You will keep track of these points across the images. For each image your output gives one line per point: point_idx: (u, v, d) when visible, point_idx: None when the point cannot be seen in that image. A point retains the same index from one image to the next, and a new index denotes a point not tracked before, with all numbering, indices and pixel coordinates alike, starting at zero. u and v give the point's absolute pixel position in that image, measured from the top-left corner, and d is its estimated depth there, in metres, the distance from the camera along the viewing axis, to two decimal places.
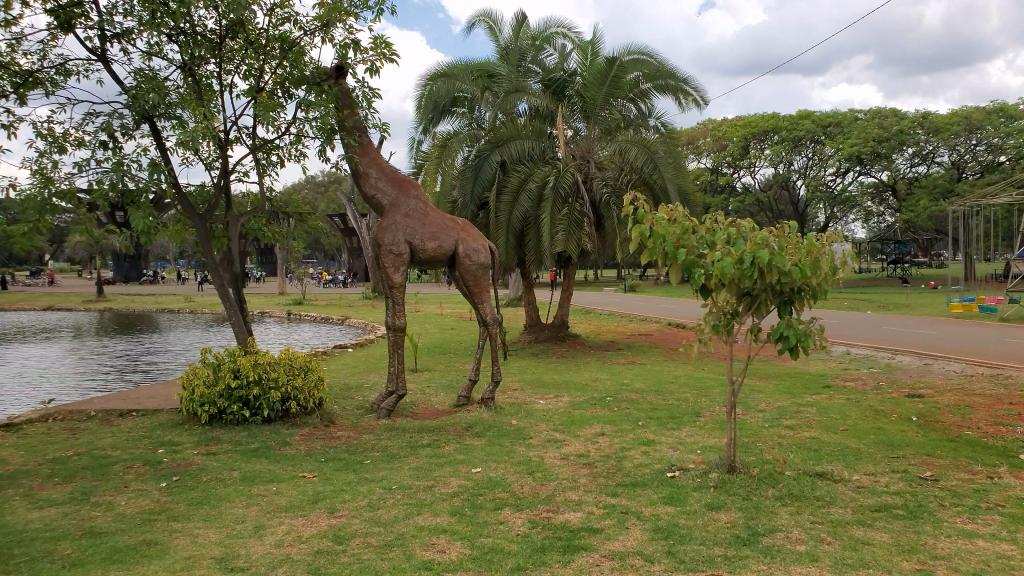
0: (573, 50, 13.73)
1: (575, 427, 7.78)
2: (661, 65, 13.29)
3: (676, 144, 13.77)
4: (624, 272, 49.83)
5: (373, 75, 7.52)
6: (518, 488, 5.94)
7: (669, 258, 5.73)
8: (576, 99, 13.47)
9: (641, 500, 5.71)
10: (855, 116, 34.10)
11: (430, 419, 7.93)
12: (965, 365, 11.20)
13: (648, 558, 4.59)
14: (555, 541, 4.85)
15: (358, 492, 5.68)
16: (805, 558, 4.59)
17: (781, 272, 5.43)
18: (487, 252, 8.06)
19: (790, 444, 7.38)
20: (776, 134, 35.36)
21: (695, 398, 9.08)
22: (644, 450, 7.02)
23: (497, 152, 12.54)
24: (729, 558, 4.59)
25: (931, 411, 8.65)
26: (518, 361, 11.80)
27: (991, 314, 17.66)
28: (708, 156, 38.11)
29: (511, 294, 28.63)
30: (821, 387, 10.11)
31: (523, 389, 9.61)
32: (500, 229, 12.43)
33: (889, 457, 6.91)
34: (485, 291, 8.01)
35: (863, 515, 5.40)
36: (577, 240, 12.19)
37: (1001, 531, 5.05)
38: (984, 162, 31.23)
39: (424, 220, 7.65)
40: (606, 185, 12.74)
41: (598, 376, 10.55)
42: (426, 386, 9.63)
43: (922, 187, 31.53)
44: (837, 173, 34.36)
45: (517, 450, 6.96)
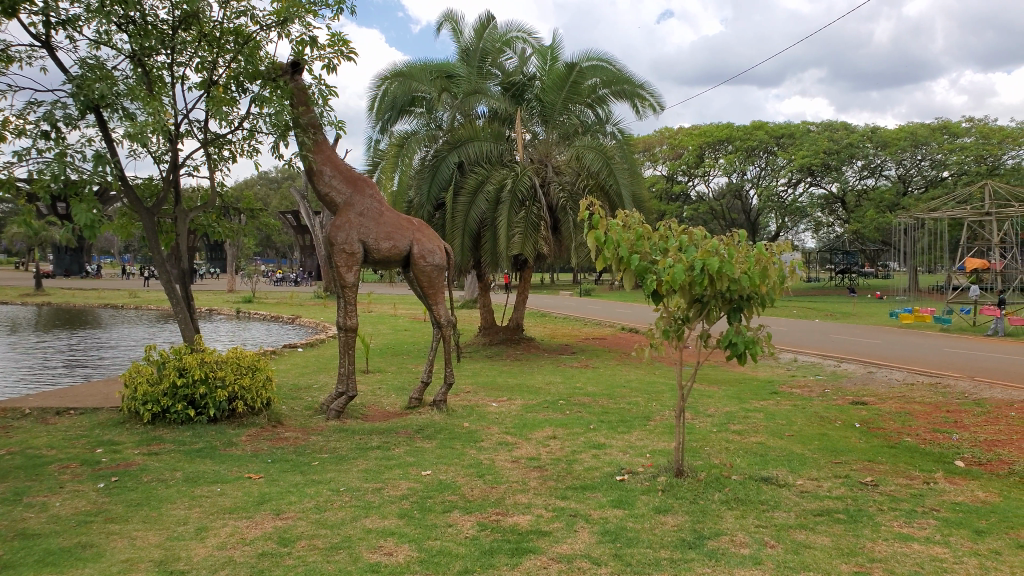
0: (533, 54, 13.77)
1: (526, 431, 7.79)
2: (620, 71, 13.37)
3: (632, 150, 13.90)
4: (579, 276, 50.18)
5: (330, 72, 7.43)
6: (469, 490, 5.93)
7: (623, 263, 5.79)
8: (535, 103, 13.61)
9: (590, 503, 5.75)
10: (807, 128, 34.94)
11: (381, 421, 7.86)
12: (907, 373, 11.54)
13: (596, 561, 4.62)
14: (503, 543, 4.86)
15: (305, 493, 5.60)
16: (748, 561, 4.68)
17: (731, 280, 5.52)
18: (442, 253, 8.04)
19: (737, 449, 7.51)
20: (729, 144, 35.96)
21: (646, 402, 9.18)
22: (595, 453, 7.08)
23: (455, 153, 12.54)
24: (674, 561, 4.66)
25: (873, 418, 8.90)
26: (472, 363, 11.79)
27: (943, 326, 18.10)
28: (664, 163, 38.54)
29: (466, 295, 28.57)
30: (768, 393, 10.31)
31: (476, 391, 9.61)
32: (456, 230, 12.40)
33: (832, 463, 7.08)
34: (440, 292, 7.98)
35: (805, 519, 5.52)
36: (533, 243, 12.22)
37: (936, 535, 5.22)
38: (929, 177, 32.23)
39: (378, 220, 7.60)
40: (563, 189, 12.80)
41: (551, 379, 10.60)
42: (377, 388, 9.55)
43: (870, 200, 32.45)
44: (789, 184, 35.12)
45: (468, 453, 6.94)
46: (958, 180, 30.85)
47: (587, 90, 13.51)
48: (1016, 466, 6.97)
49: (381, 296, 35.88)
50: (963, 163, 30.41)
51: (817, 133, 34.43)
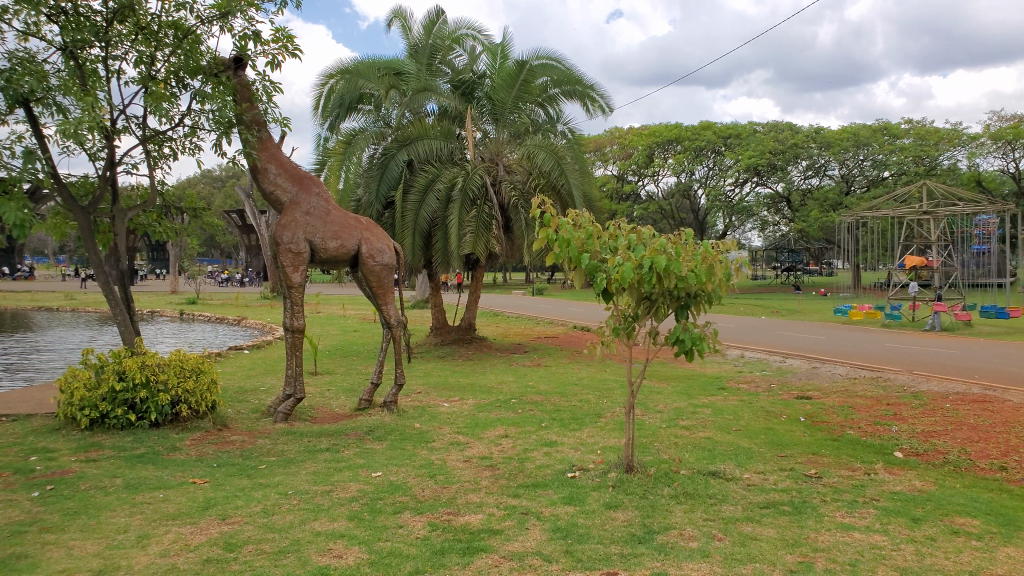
0: (482, 52, 13.77)
1: (478, 430, 7.79)
2: (570, 71, 13.44)
3: (583, 149, 13.98)
4: (531, 275, 50.35)
5: (274, 68, 7.30)
6: (420, 491, 5.89)
7: (573, 262, 5.83)
8: (485, 100, 13.60)
9: (542, 500, 5.78)
10: (753, 129, 35.64)
11: (330, 423, 7.77)
12: (850, 368, 11.88)
13: (547, 558, 4.64)
14: (454, 543, 4.84)
15: (252, 497, 5.50)
16: (696, 554, 4.75)
17: (678, 277, 5.61)
18: (392, 252, 7.99)
19: (685, 444, 7.63)
20: (678, 144, 36.47)
21: (597, 399, 9.27)
22: (547, 451, 7.12)
23: (404, 151, 12.47)
24: (624, 556, 4.71)
25: (817, 412, 9.13)
26: (424, 363, 11.74)
27: (894, 322, 18.58)
28: (614, 163, 38.93)
29: (417, 296, 28.34)
30: (716, 388, 10.49)
31: (427, 391, 9.57)
32: (407, 230, 12.31)
33: (778, 456, 7.24)
34: (389, 292, 7.92)
35: (752, 511, 5.63)
36: (485, 242, 12.22)
37: (875, 523, 5.38)
38: (870, 177, 33.12)
39: (326, 219, 7.51)
40: (514, 188, 12.83)
41: (503, 378, 10.60)
42: (326, 389, 9.44)
43: (814, 199, 33.26)
44: (736, 184, 35.83)
45: (419, 454, 6.90)
46: (898, 180, 31.82)
47: (538, 89, 13.57)
48: (951, 455, 7.24)
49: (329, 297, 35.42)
50: (902, 163, 31.44)
51: (763, 133, 35.12)
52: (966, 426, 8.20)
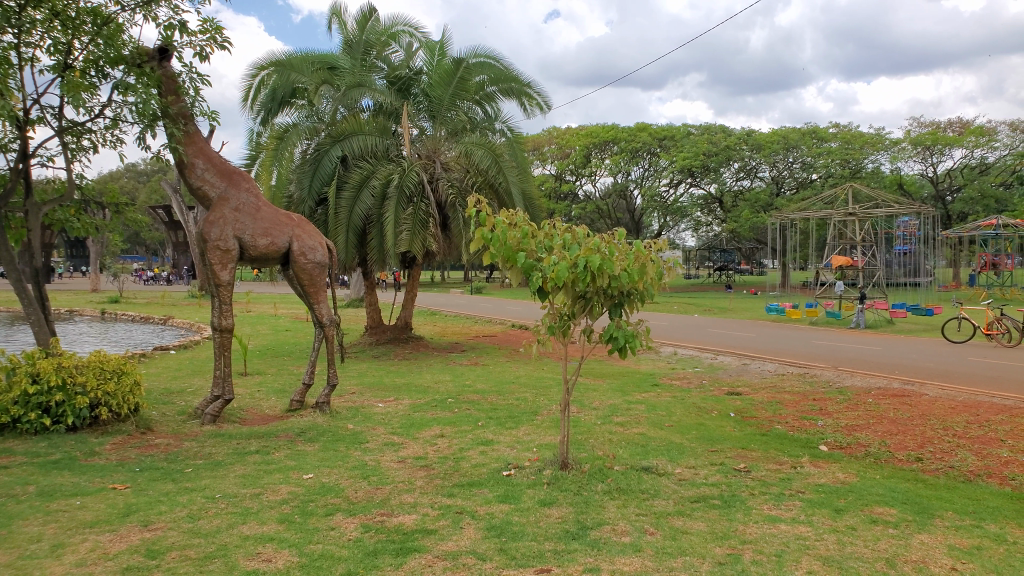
0: (419, 49, 13.64)
1: (414, 430, 7.74)
2: (507, 69, 13.46)
3: (522, 148, 14.00)
4: (469, 274, 50.22)
5: (201, 60, 7.06)
6: (353, 493, 5.82)
7: (509, 260, 5.81)
8: (422, 97, 13.50)
9: (477, 499, 5.76)
10: (687, 130, 36.34)
11: (261, 424, 7.62)
12: (778, 365, 12.22)
13: (481, 557, 4.63)
14: (388, 544, 4.79)
15: (176, 502, 5.34)
16: (629, 549, 4.81)
17: (611, 276, 5.68)
18: (324, 250, 7.86)
19: (620, 440, 7.74)
20: (614, 145, 36.95)
21: (534, 397, 9.31)
22: (483, 450, 7.11)
23: (338, 146, 12.29)
24: (558, 552, 4.74)
25: (746, 407, 9.38)
26: (359, 364, 11.58)
27: (837, 319, 19.21)
28: (552, 163, 39.19)
29: (351, 294, 27.91)
30: (650, 385, 10.67)
31: (362, 392, 9.44)
32: (340, 227, 12.12)
33: (709, 451, 7.41)
34: (322, 291, 7.81)
35: (683, 506, 5.75)
36: (421, 240, 12.15)
37: (800, 515, 5.55)
38: (800, 179, 34.20)
39: (256, 216, 7.34)
40: (452, 186, 12.79)
41: (440, 378, 10.54)
42: (256, 390, 9.21)
43: (745, 201, 34.14)
44: (670, 185, 36.52)
45: (352, 455, 6.81)
46: (825, 182, 32.98)
47: (475, 87, 13.55)
48: (872, 447, 7.53)
49: (259, 296, 34.53)
50: (829, 166, 32.61)
51: (697, 134, 35.84)
52: (887, 420, 8.55)
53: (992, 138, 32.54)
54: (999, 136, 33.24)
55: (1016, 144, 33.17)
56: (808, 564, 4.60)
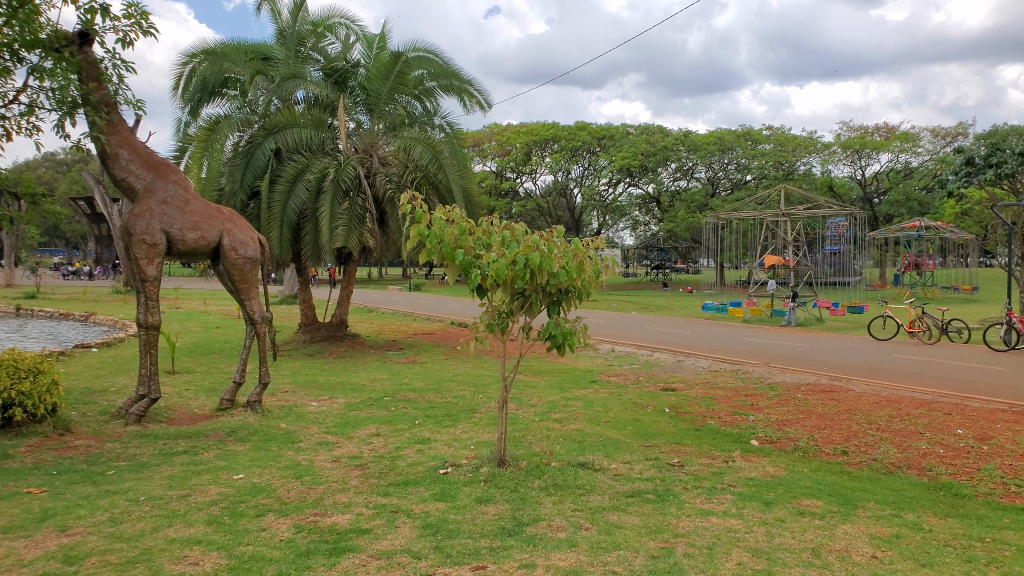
0: (357, 41, 13.46)
1: (349, 429, 7.62)
2: (446, 65, 13.38)
3: (461, 144, 13.94)
4: (407, 271, 49.73)
5: (126, 47, 6.73)
6: (285, 493, 5.69)
7: (447, 258, 5.75)
8: (359, 90, 13.32)
9: (413, 498, 5.71)
10: (626, 130, 36.81)
11: (189, 424, 7.39)
12: (712, 361, 12.49)
13: (416, 555, 4.59)
14: (321, 544, 4.71)
15: (97, 505, 5.13)
16: (564, 545, 4.84)
17: (550, 274, 5.69)
18: (256, 245, 7.68)
19: (557, 436, 7.78)
20: (555, 143, 37.16)
21: (472, 395, 9.29)
22: (419, 449, 7.04)
23: (272, 139, 12.03)
24: (493, 549, 4.73)
25: (681, 403, 9.56)
26: (293, 362, 11.36)
27: (778, 317, 19.60)
28: (493, 160, 39.18)
29: (285, 291, 27.36)
30: (587, 381, 10.78)
31: (294, 391, 9.25)
32: (274, 221, 11.86)
33: (644, 446, 7.51)
34: (253, 287, 7.63)
35: (618, 501, 5.81)
36: (358, 236, 11.99)
37: (731, 508, 5.68)
38: (734, 180, 35.11)
39: (184, 209, 7.11)
40: (389, 181, 12.67)
41: (376, 376, 10.40)
42: (183, 389, 8.94)
43: (682, 201, 34.81)
44: (610, 184, 36.95)
45: (285, 455, 6.66)
46: (759, 183, 33.92)
47: (414, 81, 13.44)
48: (800, 442, 7.76)
49: (189, 292, 33.55)
50: (763, 168, 33.56)
51: (636, 134, 36.36)
52: (815, 415, 8.83)
53: (916, 143, 34.02)
54: (923, 143, 34.76)
55: (938, 150, 34.73)
56: (738, 556, 4.70)
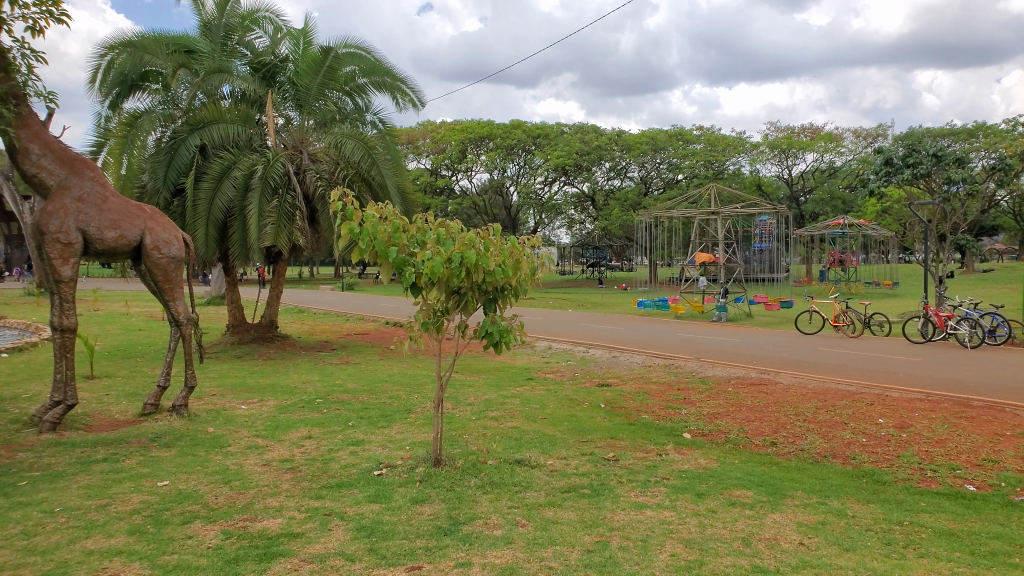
0: (285, 36, 13.16)
1: (279, 432, 7.44)
2: (378, 61, 13.25)
3: (394, 141, 13.81)
4: (340, 270, 48.93)
5: (35, 36, 6.43)
6: (212, 498, 5.52)
7: (380, 256, 5.65)
8: (288, 86, 13.05)
9: (347, 500, 5.62)
10: (561, 130, 37.14)
11: (109, 431, 7.10)
12: (646, 357, 12.69)
13: (349, 558, 4.51)
14: (251, 549, 4.58)
15: (8, 518, 4.87)
16: (500, 542, 4.84)
17: (486, 272, 5.66)
18: (180, 244, 7.43)
19: (493, 435, 7.77)
20: (490, 141, 37.17)
21: (407, 395, 9.20)
22: (353, 450, 6.93)
23: (196, 135, 11.69)
24: (429, 549, 4.69)
25: (616, 398, 9.68)
26: (221, 364, 11.04)
27: (710, 313, 20.07)
28: (427, 157, 38.93)
29: (212, 291, 26.58)
30: (525, 379, 10.81)
31: (223, 394, 9.00)
32: (199, 220, 11.51)
33: (580, 441, 7.58)
34: (178, 287, 7.37)
35: (554, 496, 5.84)
36: (287, 234, 11.75)
37: (665, 500, 5.77)
38: (666, 179, 35.99)
39: (102, 207, 6.83)
40: (320, 178, 12.47)
41: (308, 378, 10.20)
42: (102, 395, 8.57)
43: (616, 200, 35.31)
44: (545, 183, 37.20)
45: (212, 459, 6.47)
46: (690, 182, 34.73)
47: (345, 77, 13.25)
48: (731, 434, 7.95)
49: (108, 293, 32.21)
50: (694, 167, 34.38)
51: (570, 134, 36.70)
52: (745, 407, 9.07)
53: (839, 144, 35.34)
54: (846, 143, 36.13)
55: (859, 150, 36.15)
56: (671, 547, 4.78)
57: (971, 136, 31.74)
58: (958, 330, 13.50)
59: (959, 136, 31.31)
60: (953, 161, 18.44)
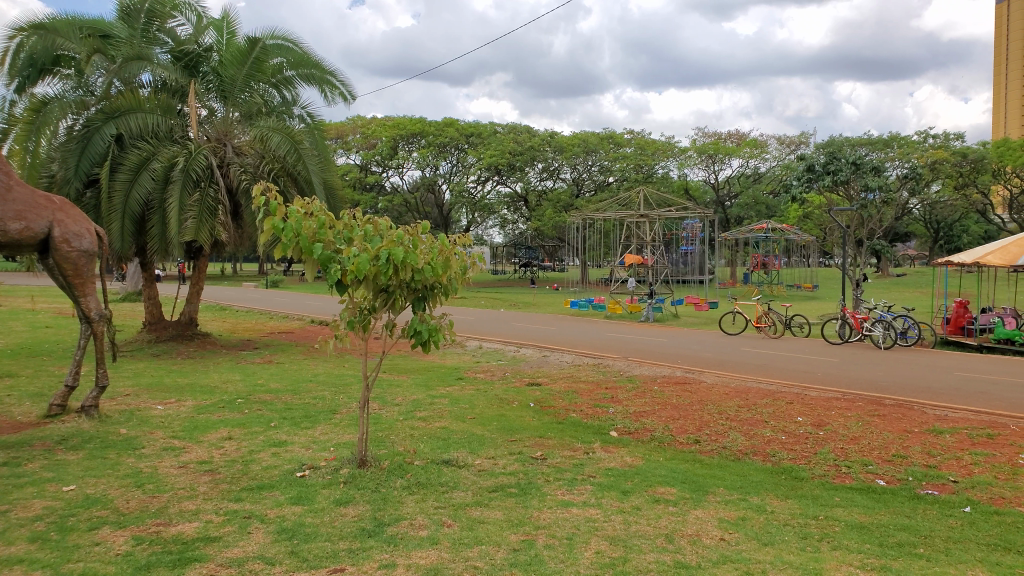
0: (208, 24, 12.77)
1: (197, 433, 7.19)
2: (306, 54, 13.00)
3: (323, 136, 13.58)
4: (264, 266, 47.71)
5: None
6: (123, 503, 5.28)
7: (305, 252, 5.52)
8: (212, 76, 12.68)
9: (268, 502, 5.46)
10: (494, 129, 37.20)
11: (10, 434, 6.72)
12: (575, 356, 12.81)
13: (269, 561, 4.39)
14: (163, 555, 4.41)
15: None
16: (425, 542, 4.79)
17: (415, 269, 5.60)
18: (93, 237, 7.09)
19: (420, 435, 7.69)
20: (422, 138, 36.91)
21: (332, 395, 9.03)
22: (275, 451, 6.76)
23: (112, 124, 11.24)
24: (353, 551, 4.60)
25: (545, 397, 9.72)
26: (137, 363, 10.61)
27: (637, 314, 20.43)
28: (357, 152, 38.32)
29: (127, 287, 25.54)
30: (454, 378, 10.77)
31: (137, 394, 8.64)
32: (114, 212, 11.05)
33: (508, 441, 7.58)
34: (90, 282, 7.03)
35: (481, 496, 5.82)
36: (210, 229, 11.41)
37: (591, 498, 5.82)
38: (598, 181, 36.49)
39: (5, 197, 6.55)
40: (245, 172, 12.16)
41: (229, 377, 9.91)
42: (3, 396, 8.11)
43: (548, 201, 35.58)
44: (478, 182, 37.19)
45: (124, 462, 6.20)
46: (621, 184, 35.29)
47: (272, 69, 12.96)
48: (657, 432, 8.09)
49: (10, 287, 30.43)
50: (625, 170, 34.97)
51: (503, 134, 36.79)
52: (670, 406, 9.25)
53: (763, 150, 36.53)
54: (770, 150, 37.36)
55: (783, 157, 37.44)
56: (596, 545, 4.82)
57: (886, 146, 33.26)
58: (872, 331, 14.07)
59: (876, 146, 32.77)
60: (869, 169, 19.27)
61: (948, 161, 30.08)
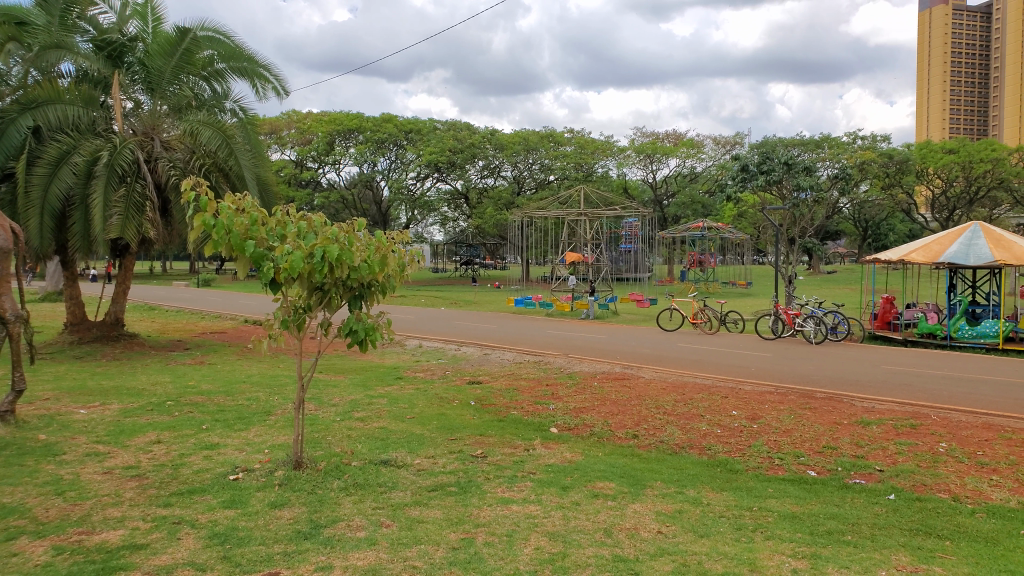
0: (134, 14, 12.33)
1: (123, 437, 6.93)
2: (238, 47, 12.70)
3: (256, 131, 13.28)
4: (195, 264, 46.28)
5: None
6: (42, 511, 5.05)
7: (236, 250, 5.34)
8: (137, 67, 12.26)
9: (199, 507, 5.30)
10: (434, 126, 36.98)
11: None
12: (516, 354, 12.84)
13: (200, 567, 4.26)
14: (86, 565, 4.23)
15: None
16: (363, 543, 4.71)
17: (351, 267, 5.49)
18: (7, 233, 6.76)
19: (358, 435, 7.59)
20: (359, 134, 36.41)
21: (267, 396, 8.83)
22: (206, 454, 6.56)
23: (28, 115, 10.75)
24: (288, 554, 4.50)
25: (485, 395, 9.70)
26: (58, 366, 10.16)
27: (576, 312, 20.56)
28: (291, 148, 37.51)
29: (47, 287, 24.43)
30: (393, 378, 10.66)
31: (57, 398, 8.27)
32: (32, 208, 10.55)
33: (448, 440, 7.52)
34: (4, 281, 6.68)
35: (420, 495, 5.76)
36: (137, 225, 11.03)
37: (530, 495, 5.83)
38: (538, 180, 36.42)
39: None
40: (173, 167, 11.79)
41: (158, 380, 9.58)
42: None
43: (490, 198, 35.60)
44: (417, 179, 36.91)
45: (43, 469, 5.92)
46: (561, 183, 35.49)
47: (202, 62, 12.62)
48: (596, 427, 8.15)
49: None
50: (565, 168, 35.23)
51: (443, 131, 36.61)
52: (609, 401, 9.34)
53: (700, 150, 37.29)
54: (706, 149, 38.17)
55: (718, 157, 38.28)
56: (536, 541, 4.82)
57: (817, 146, 34.24)
58: (804, 327, 14.50)
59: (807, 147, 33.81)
60: (801, 169, 19.83)
61: (875, 162, 31.40)
